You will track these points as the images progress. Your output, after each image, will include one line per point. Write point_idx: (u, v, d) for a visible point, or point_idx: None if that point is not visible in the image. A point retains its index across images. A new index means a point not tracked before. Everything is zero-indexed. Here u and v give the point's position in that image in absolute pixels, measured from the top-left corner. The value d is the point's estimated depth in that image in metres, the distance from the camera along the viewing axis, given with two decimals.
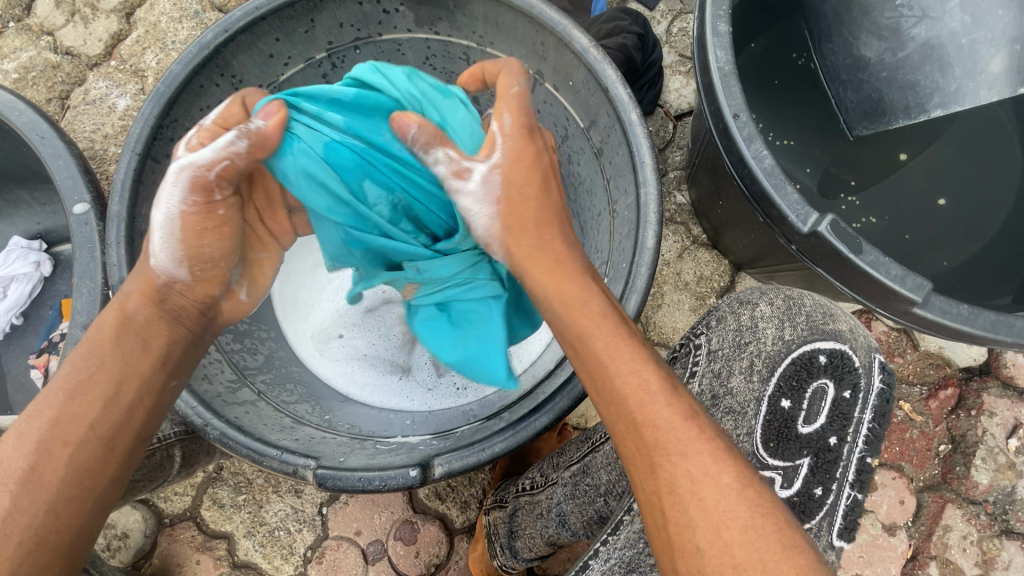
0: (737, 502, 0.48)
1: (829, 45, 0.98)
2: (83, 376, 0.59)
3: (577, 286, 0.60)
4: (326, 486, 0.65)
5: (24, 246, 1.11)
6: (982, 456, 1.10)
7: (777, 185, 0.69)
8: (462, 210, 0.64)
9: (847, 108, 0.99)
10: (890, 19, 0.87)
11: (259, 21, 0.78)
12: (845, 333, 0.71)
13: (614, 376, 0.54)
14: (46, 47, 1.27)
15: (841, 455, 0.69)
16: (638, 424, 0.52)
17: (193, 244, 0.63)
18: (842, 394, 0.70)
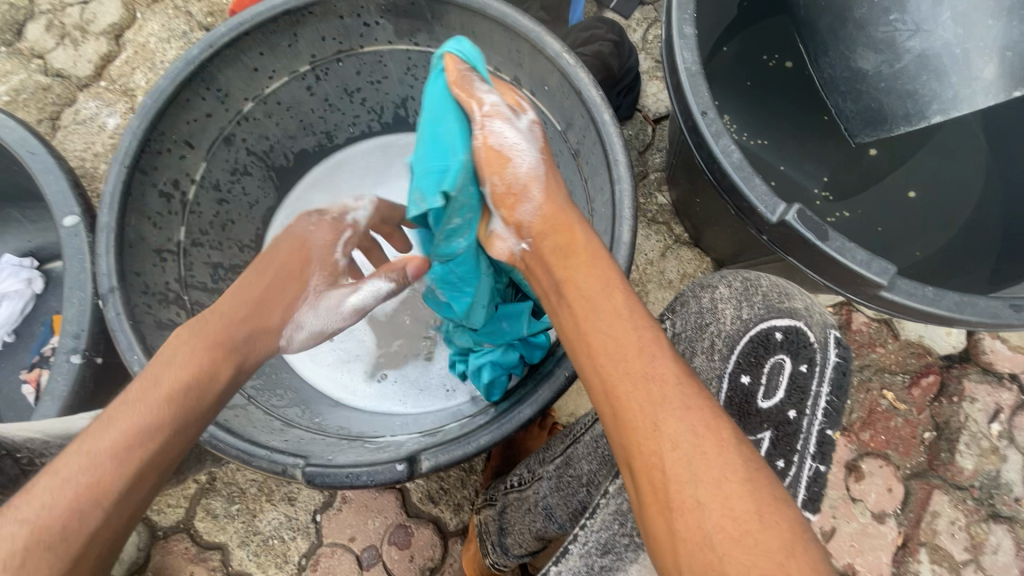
0: (734, 457, 0.48)
1: (826, 58, 0.99)
2: (183, 359, 0.64)
3: (590, 241, 0.64)
4: (315, 483, 0.66)
5: (15, 264, 1.12)
6: (965, 441, 1.12)
7: (745, 177, 0.72)
8: (508, 145, 0.69)
9: (850, 119, 1.00)
10: (884, 33, 0.89)
11: (243, 36, 0.81)
12: (800, 310, 0.72)
13: (628, 331, 0.56)
14: (37, 70, 1.30)
15: (801, 427, 0.69)
16: (649, 379, 0.52)
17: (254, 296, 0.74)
18: (799, 368, 0.70)
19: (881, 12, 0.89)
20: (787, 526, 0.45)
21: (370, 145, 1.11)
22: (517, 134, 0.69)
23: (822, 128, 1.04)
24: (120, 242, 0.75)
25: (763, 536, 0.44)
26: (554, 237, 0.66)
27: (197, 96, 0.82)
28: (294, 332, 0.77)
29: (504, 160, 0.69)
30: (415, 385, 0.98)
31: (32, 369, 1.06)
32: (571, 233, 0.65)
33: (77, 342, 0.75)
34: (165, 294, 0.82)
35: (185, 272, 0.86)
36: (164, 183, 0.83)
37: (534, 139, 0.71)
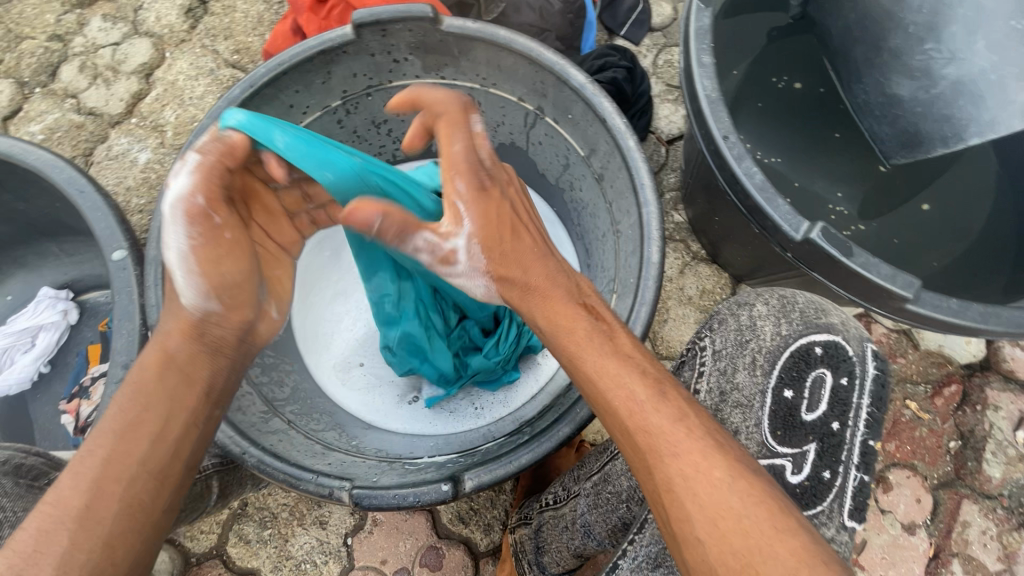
0: (729, 490, 0.49)
1: (860, 85, 1.03)
2: (131, 416, 0.58)
3: (560, 308, 0.64)
4: (363, 505, 0.68)
5: (51, 296, 1.15)
6: (991, 450, 1.13)
7: (769, 198, 0.75)
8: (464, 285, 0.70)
9: (884, 142, 1.05)
10: (920, 61, 0.93)
11: (281, 75, 0.85)
12: (838, 325, 0.73)
13: (604, 390, 0.58)
14: (71, 109, 1.35)
15: (845, 439, 0.69)
16: (633, 432, 0.55)
17: (212, 273, 0.65)
18: (840, 381, 0.70)
19: (915, 41, 0.92)
20: (789, 551, 0.46)
21: None
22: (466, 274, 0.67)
23: (833, 144, 1.09)
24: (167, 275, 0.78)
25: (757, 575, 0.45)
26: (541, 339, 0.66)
27: None
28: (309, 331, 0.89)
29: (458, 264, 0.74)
30: (447, 404, 1.00)
31: (70, 401, 1.06)
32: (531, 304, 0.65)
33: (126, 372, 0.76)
34: None
35: None
36: None
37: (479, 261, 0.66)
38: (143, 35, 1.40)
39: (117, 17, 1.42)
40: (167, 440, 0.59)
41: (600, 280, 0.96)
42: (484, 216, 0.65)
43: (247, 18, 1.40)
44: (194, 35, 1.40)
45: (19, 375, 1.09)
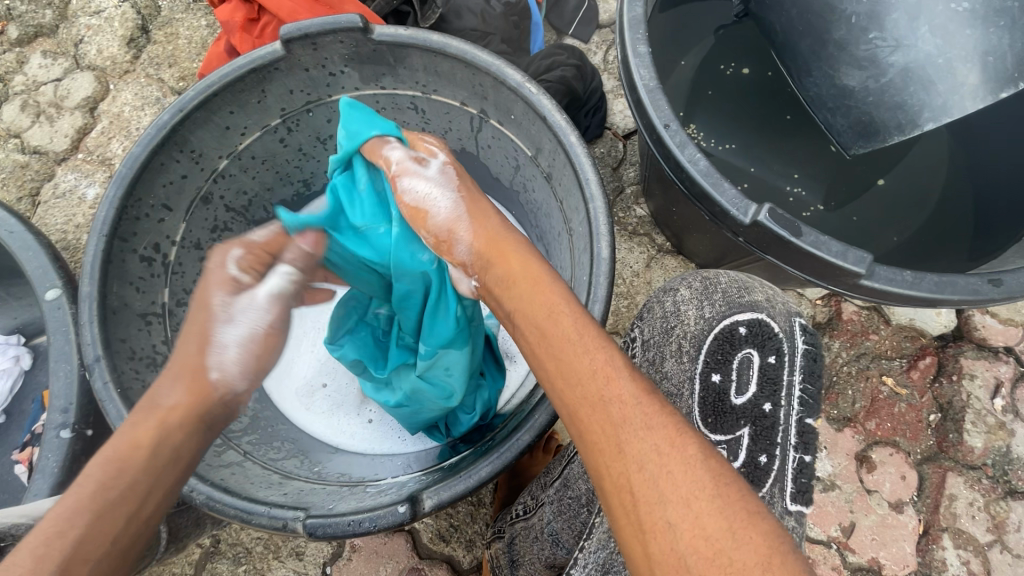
0: (705, 471, 0.45)
1: (810, 77, 0.91)
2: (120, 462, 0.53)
3: (526, 266, 0.59)
4: (316, 535, 0.64)
5: (2, 342, 1.12)
6: (971, 420, 1.12)
7: (714, 183, 0.73)
8: (421, 194, 0.69)
9: (840, 132, 0.93)
10: (866, 51, 0.82)
11: (212, 97, 0.83)
12: (762, 302, 0.71)
13: (577, 355, 0.52)
14: (14, 149, 1.32)
15: (777, 419, 0.67)
16: (604, 405, 0.49)
17: (263, 357, 0.67)
18: (767, 360, 0.68)
19: (859, 31, 0.81)
20: (763, 537, 0.42)
21: None
22: (430, 181, 0.70)
23: (786, 127, 1.06)
24: (103, 311, 0.75)
25: (743, 554, 0.41)
26: (495, 269, 0.61)
27: (171, 159, 0.84)
28: (222, 354, 0.64)
29: (422, 215, 0.69)
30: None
31: (22, 450, 1.02)
32: (505, 258, 0.61)
33: (66, 416, 0.74)
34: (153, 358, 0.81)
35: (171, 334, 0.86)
36: (145, 248, 0.83)
37: (449, 180, 0.69)
38: (85, 69, 1.37)
39: (57, 53, 1.39)
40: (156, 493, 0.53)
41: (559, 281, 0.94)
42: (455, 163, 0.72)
43: (190, 44, 1.38)
44: (138, 65, 1.37)
45: None
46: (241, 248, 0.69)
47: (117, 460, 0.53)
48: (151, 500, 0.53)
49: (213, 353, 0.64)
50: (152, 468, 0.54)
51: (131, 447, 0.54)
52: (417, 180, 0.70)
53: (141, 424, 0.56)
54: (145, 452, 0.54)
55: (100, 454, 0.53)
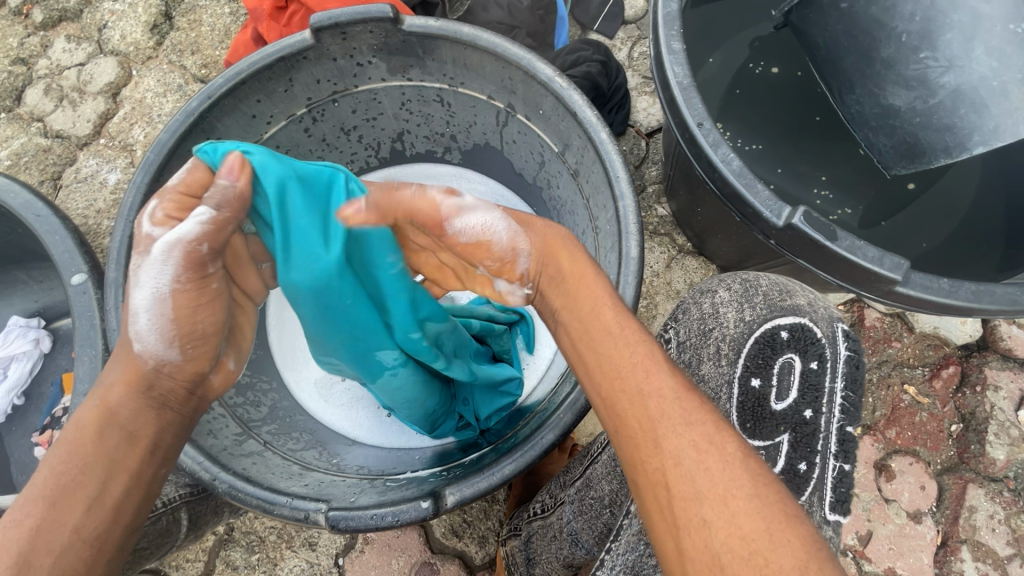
0: (743, 470, 0.46)
1: (852, 95, 0.92)
2: (66, 479, 0.52)
3: (576, 263, 0.61)
4: (338, 528, 0.64)
5: (23, 325, 1.12)
6: (994, 432, 1.10)
7: (748, 184, 0.72)
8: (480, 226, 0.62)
9: (883, 152, 0.94)
10: (915, 71, 0.80)
11: (239, 85, 0.82)
12: (804, 307, 0.71)
13: (617, 349, 0.54)
14: (37, 133, 1.32)
15: (819, 427, 0.67)
16: (644, 396, 0.51)
17: (185, 322, 0.59)
18: (809, 366, 0.69)
19: (909, 51, 0.79)
20: (801, 541, 0.42)
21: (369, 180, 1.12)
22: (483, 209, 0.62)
23: (815, 128, 1.05)
24: (129, 296, 0.74)
25: (779, 557, 0.42)
26: (556, 263, 0.61)
27: (197, 146, 0.83)
28: (136, 321, 0.58)
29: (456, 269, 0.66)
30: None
31: (43, 433, 1.03)
32: (557, 254, 0.62)
33: None
34: None
35: None
36: None
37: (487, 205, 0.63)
38: (108, 54, 1.37)
39: (81, 37, 1.39)
40: (105, 502, 0.53)
41: None
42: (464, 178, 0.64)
43: (213, 31, 1.38)
44: (161, 52, 1.37)
45: None
46: (157, 197, 0.57)
47: (60, 459, 0.53)
48: (112, 489, 0.54)
49: (130, 324, 0.58)
50: (103, 464, 0.53)
51: (73, 449, 0.54)
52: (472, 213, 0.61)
53: (82, 420, 0.55)
54: (89, 451, 0.54)
55: (48, 457, 0.53)
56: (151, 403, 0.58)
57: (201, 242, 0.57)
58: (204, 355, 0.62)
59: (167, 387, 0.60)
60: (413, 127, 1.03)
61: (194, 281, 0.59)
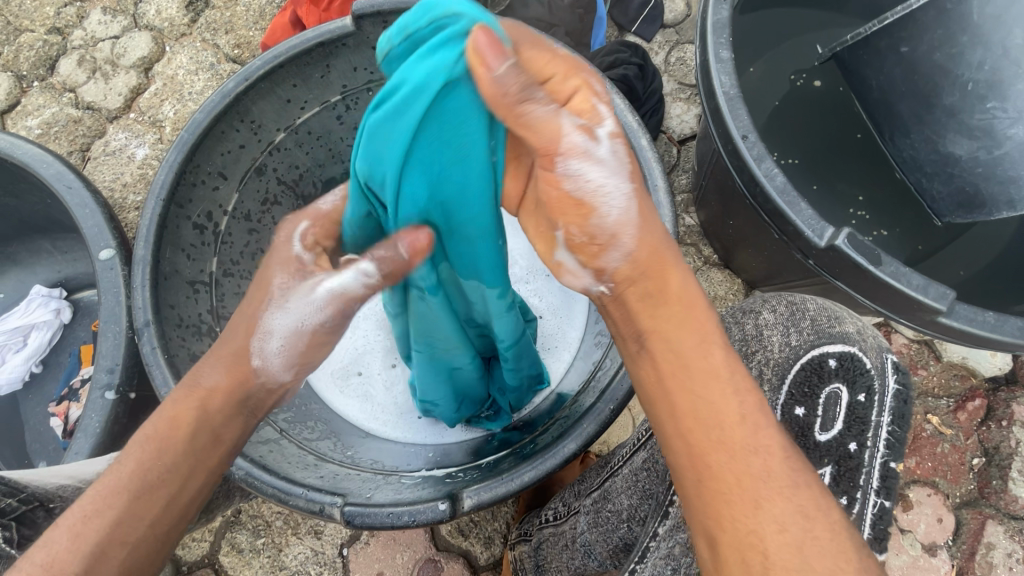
0: (835, 543, 0.43)
1: (907, 139, 0.90)
2: (150, 473, 0.50)
3: (684, 289, 0.54)
4: (354, 524, 0.64)
5: (45, 294, 1.13)
6: (1019, 468, 1.07)
7: (790, 202, 0.70)
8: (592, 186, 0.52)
9: (937, 200, 0.92)
10: (980, 121, 0.77)
11: (277, 68, 0.82)
12: (853, 334, 0.68)
13: (722, 391, 0.49)
14: (68, 103, 1.33)
15: (864, 462, 0.63)
16: (749, 451, 0.47)
17: (311, 354, 0.60)
18: (857, 399, 0.65)
19: (974, 99, 0.76)
20: None
21: None
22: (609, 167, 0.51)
23: (855, 146, 1.02)
24: (156, 275, 0.74)
25: None
26: (645, 284, 0.54)
27: (231, 128, 0.83)
28: (264, 342, 0.57)
29: (585, 212, 0.53)
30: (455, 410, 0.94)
31: (59, 404, 1.04)
32: (665, 277, 0.54)
33: (111, 377, 0.73)
34: (199, 327, 0.80)
35: (216, 305, 0.84)
36: (198, 216, 0.82)
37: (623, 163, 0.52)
38: (143, 29, 1.37)
39: (117, 10, 1.39)
40: (183, 500, 0.51)
41: None
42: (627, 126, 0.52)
43: (248, 12, 1.37)
44: (195, 29, 1.37)
45: (10, 374, 1.07)
46: (308, 221, 0.61)
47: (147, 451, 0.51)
48: (190, 487, 0.52)
49: (256, 340, 0.57)
50: (189, 462, 0.52)
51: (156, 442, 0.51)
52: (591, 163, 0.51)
53: (174, 414, 0.53)
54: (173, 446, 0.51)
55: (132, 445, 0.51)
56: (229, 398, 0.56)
57: (358, 300, 0.57)
58: (305, 375, 0.63)
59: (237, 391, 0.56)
60: None
61: (334, 325, 0.59)
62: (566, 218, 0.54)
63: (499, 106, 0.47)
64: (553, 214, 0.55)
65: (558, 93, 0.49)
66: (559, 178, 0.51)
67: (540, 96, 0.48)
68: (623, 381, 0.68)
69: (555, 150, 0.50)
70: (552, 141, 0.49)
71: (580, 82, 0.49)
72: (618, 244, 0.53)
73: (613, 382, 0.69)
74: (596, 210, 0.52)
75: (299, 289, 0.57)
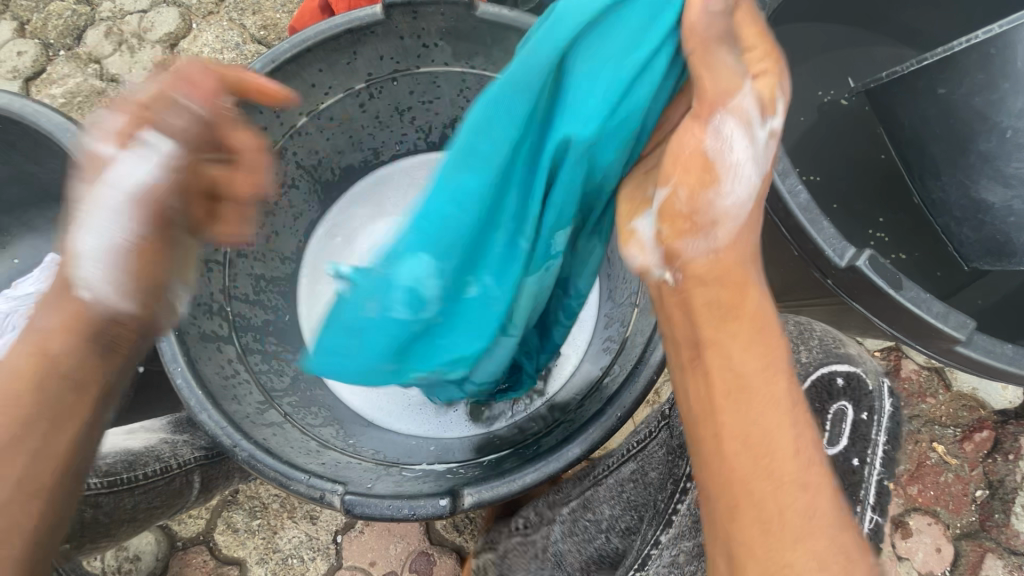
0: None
1: (937, 181, 0.89)
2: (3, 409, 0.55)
3: (756, 305, 0.55)
4: (353, 513, 0.64)
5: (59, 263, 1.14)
6: (1023, 504, 1.05)
7: (813, 219, 0.69)
8: (714, 153, 0.53)
9: (965, 244, 0.90)
10: (1017, 170, 0.76)
11: (305, 52, 0.81)
12: (856, 357, 0.73)
13: (778, 424, 0.51)
14: (93, 75, 1.33)
15: (864, 479, 0.67)
16: (787, 484, 0.49)
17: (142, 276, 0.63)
18: (861, 417, 0.70)
19: (1012, 148, 0.76)
20: None
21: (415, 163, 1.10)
22: (746, 151, 0.54)
23: (879, 166, 1.01)
24: None
25: None
26: (717, 290, 0.54)
27: (254, 109, 0.83)
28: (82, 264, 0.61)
29: (711, 175, 0.54)
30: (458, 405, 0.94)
31: None
32: (742, 293, 0.54)
33: None
34: (210, 305, 0.80)
35: (229, 285, 0.84)
36: None
37: (765, 157, 0.54)
38: (171, 4, 1.37)
39: None
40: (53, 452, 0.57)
41: (619, 292, 0.91)
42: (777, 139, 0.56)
43: None
44: (222, 8, 1.37)
45: (19, 339, 1.08)
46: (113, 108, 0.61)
47: (54, 405, 0.57)
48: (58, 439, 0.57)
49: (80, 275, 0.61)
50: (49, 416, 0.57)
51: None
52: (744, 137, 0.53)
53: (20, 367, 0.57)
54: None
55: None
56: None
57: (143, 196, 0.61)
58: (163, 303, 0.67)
59: (111, 335, 0.62)
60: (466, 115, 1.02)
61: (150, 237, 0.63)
62: (682, 175, 0.55)
63: (695, 38, 0.51)
64: (671, 168, 0.55)
65: (750, 69, 0.52)
66: (705, 130, 0.53)
67: (732, 49, 0.51)
68: (631, 390, 0.68)
69: (721, 102, 0.51)
70: (722, 96, 0.52)
71: (771, 68, 0.52)
72: (714, 229, 0.55)
73: (621, 390, 0.68)
74: (718, 181, 0.54)
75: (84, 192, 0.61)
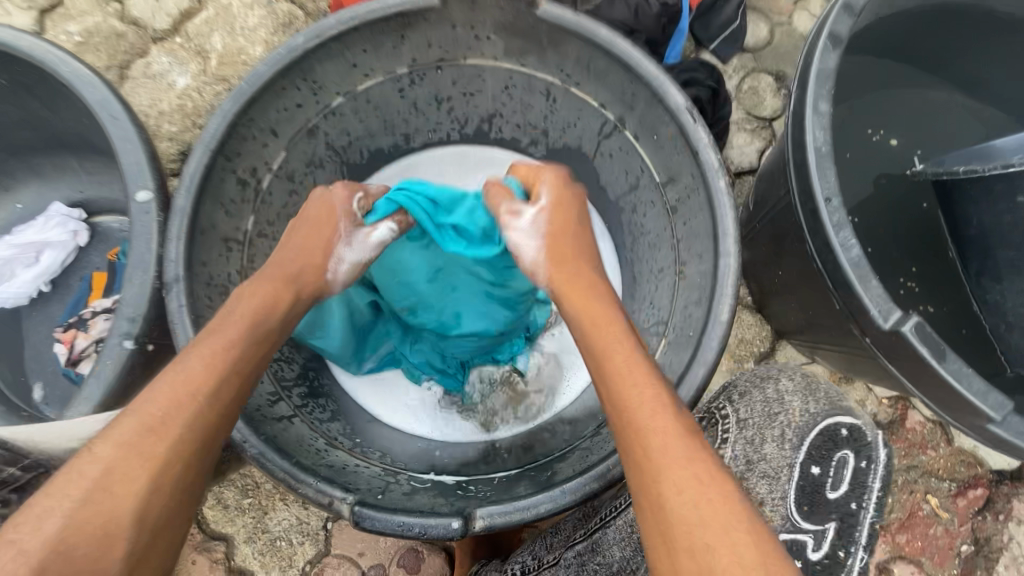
0: None
1: (995, 284, 0.88)
2: (141, 430, 0.52)
3: (628, 360, 0.60)
4: (361, 526, 0.62)
5: (64, 214, 1.10)
6: (1006, 563, 1.08)
7: (861, 276, 0.67)
8: (514, 243, 0.75)
9: (1013, 349, 0.87)
10: None
11: (351, 31, 0.77)
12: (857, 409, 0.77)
13: (664, 473, 0.51)
14: (113, 15, 1.26)
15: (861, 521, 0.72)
16: (706, 542, 0.47)
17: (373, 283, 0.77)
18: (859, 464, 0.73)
19: None
20: None
21: (447, 153, 1.07)
22: (522, 235, 0.75)
23: (919, 215, 0.99)
24: (192, 228, 0.71)
25: None
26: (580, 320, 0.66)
27: (292, 85, 0.78)
28: (337, 266, 0.76)
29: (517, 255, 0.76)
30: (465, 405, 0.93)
31: (66, 331, 0.95)
32: (608, 326, 0.64)
33: (132, 326, 0.69)
34: (226, 287, 0.76)
35: (247, 266, 0.81)
36: (243, 170, 0.78)
37: (540, 230, 0.74)
38: None
39: None
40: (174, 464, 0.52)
41: (645, 317, 0.89)
42: (559, 198, 0.76)
43: None
44: None
45: (18, 288, 1.05)
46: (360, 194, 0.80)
47: (155, 416, 0.53)
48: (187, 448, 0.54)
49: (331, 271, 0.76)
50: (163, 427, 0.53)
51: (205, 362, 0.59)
52: (511, 233, 0.76)
53: (168, 388, 0.55)
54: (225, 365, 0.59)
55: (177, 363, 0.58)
56: (249, 340, 0.62)
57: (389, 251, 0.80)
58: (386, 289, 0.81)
59: (195, 372, 0.58)
60: (506, 113, 0.98)
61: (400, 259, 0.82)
62: (552, 215, 0.75)
63: (524, 171, 0.81)
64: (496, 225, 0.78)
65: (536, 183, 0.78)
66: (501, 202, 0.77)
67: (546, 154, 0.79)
68: None
69: (530, 179, 0.80)
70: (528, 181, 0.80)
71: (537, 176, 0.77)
72: (522, 245, 0.75)
73: None
74: (510, 244, 0.76)
75: (352, 246, 0.77)
